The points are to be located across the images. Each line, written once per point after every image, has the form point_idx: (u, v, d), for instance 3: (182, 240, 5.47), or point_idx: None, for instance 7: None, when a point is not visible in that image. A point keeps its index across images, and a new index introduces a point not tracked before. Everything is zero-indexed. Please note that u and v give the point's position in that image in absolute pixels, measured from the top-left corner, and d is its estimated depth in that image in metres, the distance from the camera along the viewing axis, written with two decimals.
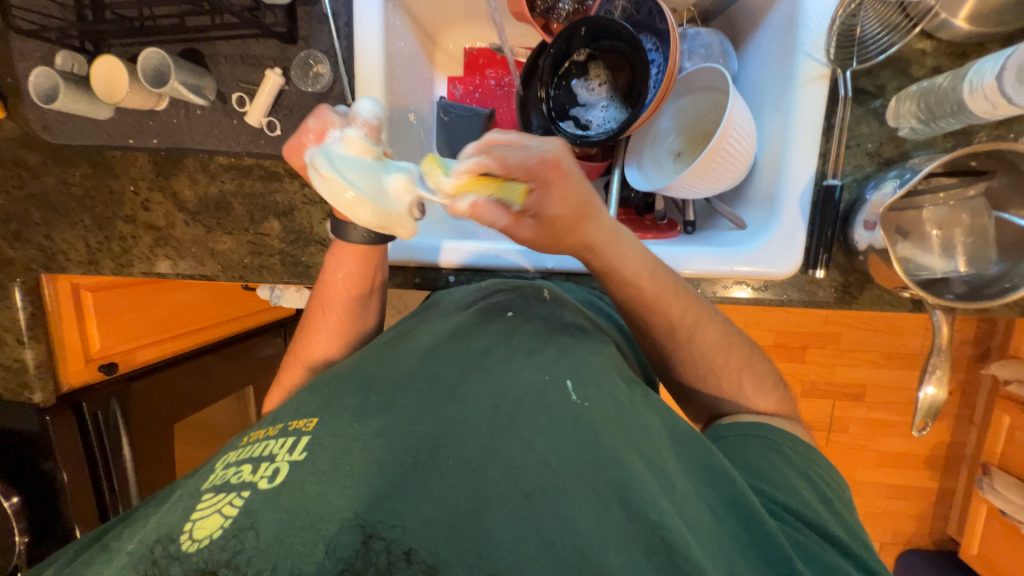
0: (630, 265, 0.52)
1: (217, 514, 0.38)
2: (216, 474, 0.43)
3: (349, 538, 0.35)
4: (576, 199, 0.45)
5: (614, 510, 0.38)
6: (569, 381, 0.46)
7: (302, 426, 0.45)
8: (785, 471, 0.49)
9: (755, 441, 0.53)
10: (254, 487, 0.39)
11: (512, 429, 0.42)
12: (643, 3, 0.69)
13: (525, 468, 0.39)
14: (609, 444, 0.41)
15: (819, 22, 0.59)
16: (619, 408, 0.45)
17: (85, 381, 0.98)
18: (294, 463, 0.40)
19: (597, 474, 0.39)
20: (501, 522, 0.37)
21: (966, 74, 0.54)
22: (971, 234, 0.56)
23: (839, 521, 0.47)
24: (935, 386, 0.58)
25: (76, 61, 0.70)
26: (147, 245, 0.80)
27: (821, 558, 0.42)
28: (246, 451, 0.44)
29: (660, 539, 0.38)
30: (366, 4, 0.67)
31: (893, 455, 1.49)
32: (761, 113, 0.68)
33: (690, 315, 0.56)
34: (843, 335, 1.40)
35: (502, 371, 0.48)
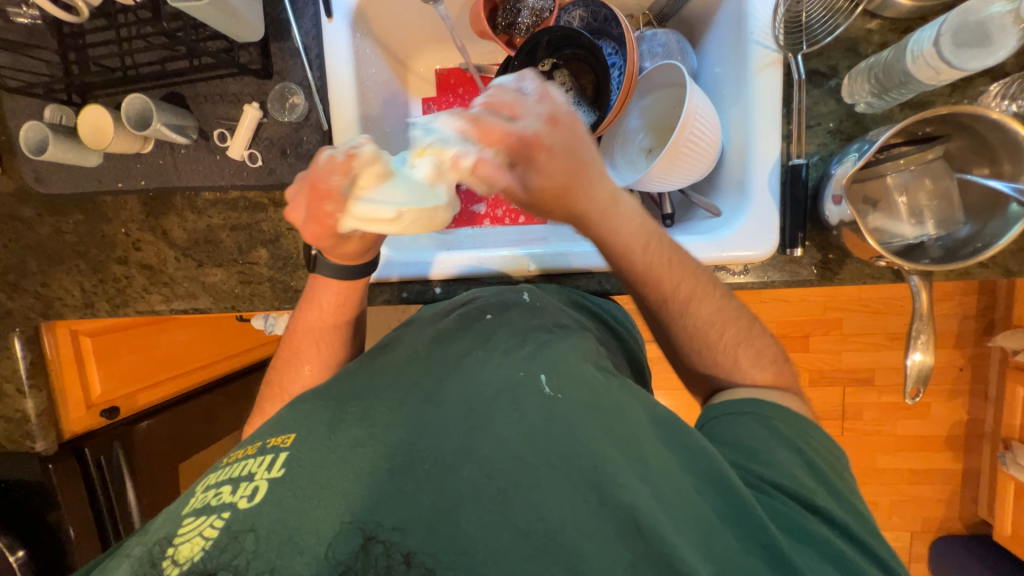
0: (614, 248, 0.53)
1: (198, 537, 0.38)
2: (197, 497, 0.42)
3: (349, 540, 0.36)
4: (569, 167, 0.46)
5: (587, 496, 0.39)
6: (544, 375, 0.47)
7: (279, 443, 0.44)
8: (776, 448, 0.50)
9: (745, 418, 0.52)
10: (233, 508, 0.39)
11: (487, 427, 0.42)
12: (598, 11, 0.72)
13: (500, 463, 0.40)
14: (580, 433, 0.42)
15: (765, 13, 0.62)
16: (595, 397, 0.45)
17: (87, 426, 0.99)
18: (273, 480, 0.40)
19: (568, 464, 0.40)
20: (478, 519, 0.37)
21: (906, 46, 0.56)
22: (936, 198, 0.57)
23: (829, 493, 0.47)
24: (922, 352, 0.58)
25: (64, 113, 0.73)
26: (141, 285, 0.82)
27: (800, 526, 0.44)
28: (224, 473, 0.44)
29: (632, 520, 0.38)
30: (336, 36, 0.70)
31: (910, 439, 1.46)
32: (723, 104, 0.70)
33: (681, 280, 0.55)
34: (845, 319, 1.39)
35: (479, 371, 0.48)
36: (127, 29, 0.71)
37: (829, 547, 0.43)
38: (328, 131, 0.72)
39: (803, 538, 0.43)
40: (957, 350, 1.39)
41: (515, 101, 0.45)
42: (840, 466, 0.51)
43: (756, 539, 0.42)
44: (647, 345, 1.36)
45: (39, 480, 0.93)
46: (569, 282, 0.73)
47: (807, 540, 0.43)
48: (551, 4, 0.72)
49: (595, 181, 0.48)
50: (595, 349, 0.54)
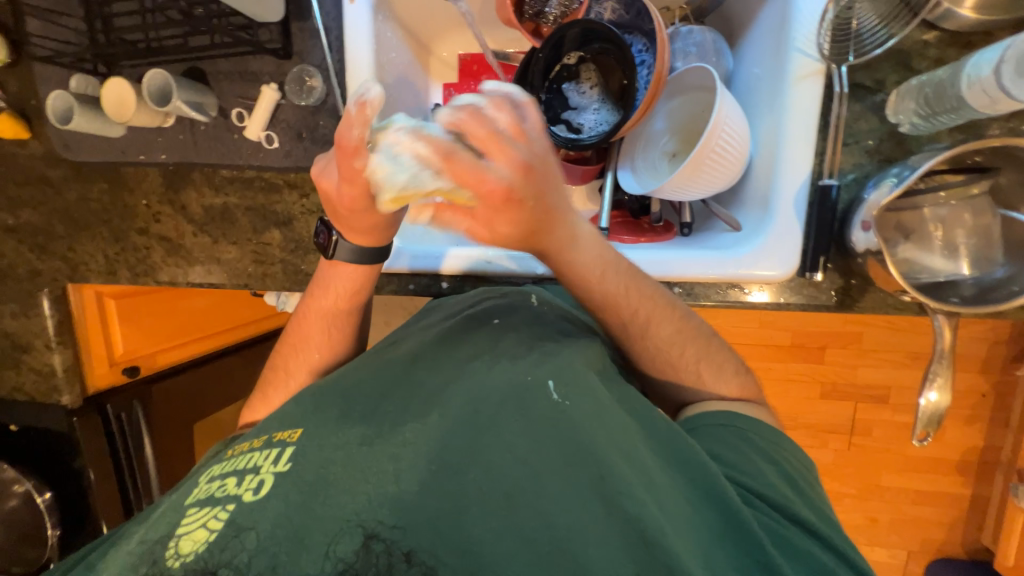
0: (585, 267, 0.50)
1: (202, 528, 0.39)
2: (201, 488, 0.43)
3: (348, 539, 0.36)
4: (535, 217, 0.41)
5: (593, 503, 0.38)
6: (551, 381, 0.45)
7: (285, 437, 0.46)
8: (754, 459, 0.48)
9: (722, 429, 0.51)
10: (238, 500, 0.40)
11: (493, 432, 0.42)
12: (632, 3, 0.68)
13: (507, 468, 0.40)
14: (587, 440, 0.41)
15: (811, 18, 0.58)
16: (599, 404, 0.44)
17: (110, 383, 1.04)
18: (279, 474, 0.41)
19: (574, 471, 0.40)
20: (482, 523, 0.37)
21: (965, 66, 0.52)
22: (973, 235, 0.53)
23: (809, 506, 0.46)
24: (938, 392, 0.56)
25: (89, 83, 0.75)
26: (160, 256, 0.84)
27: (795, 546, 0.42)
28: (229, 466, 0.45)
29: (637, 530, 0.37)
30: (356, 18, 0.68)
31: (919, 461, 1.42)
32: (755, 112, 0.66)
33: (639, 304, 0.54)
34: (864, 334, 1.34)
35: (483, 375, 0.48)
36: (150, 1, 0.71)
37: (817, 558, 0.41)
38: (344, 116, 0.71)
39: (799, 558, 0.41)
40: (982, 377, 1.33)
41: (492, 138, 0.38)
42: (811, 478, 0.51)
43: (753, 556, 0.39)
44: None
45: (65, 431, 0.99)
46: None
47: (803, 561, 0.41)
48: None
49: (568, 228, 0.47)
50: (599, 352, 0.52)
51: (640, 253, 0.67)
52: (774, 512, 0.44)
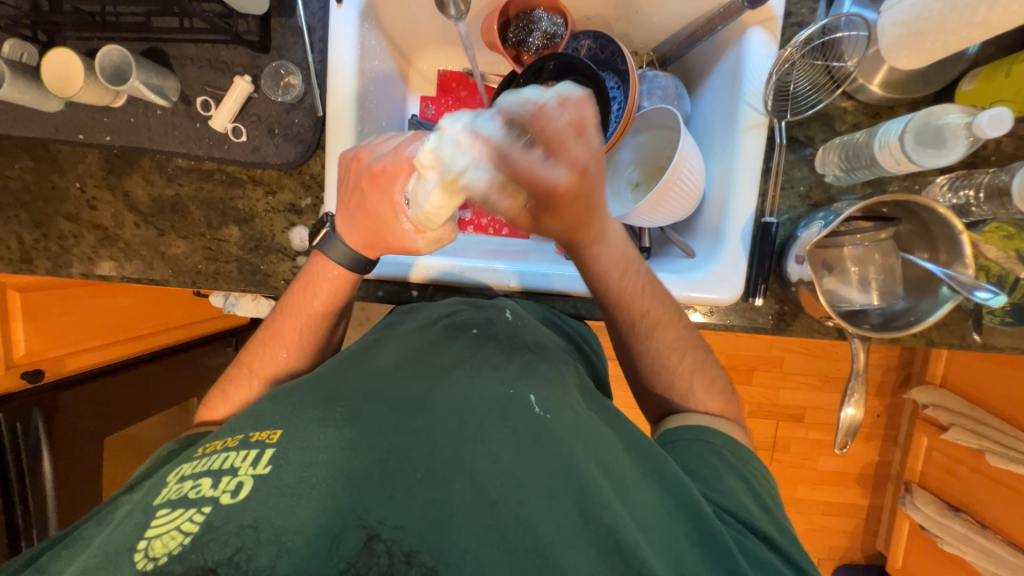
0: (615, 260, 0.57)
1: (177, 531, 0.38)
2: (171, 488, 0.42)
3: (350, 537, 0.37)
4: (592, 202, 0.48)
5: (572, 514, 0.40)
6: (532, 395, 0.47)
7: (265, 438, 0.44)
8: (726, 477, 0.51)
9: (696, 444, 0.55)
10: (215, 502, 0.39)
11: (479, 442, 0.42)
12: (606, 45, 0.74)
13: (491, 477, 0.40)
14: (567, 452, 0.43)
15: (759, 77, 0.66)
16: (579, 420, 0.46)
17: (5, 388, 0.92)
18: (257, 477, 0.40)
19: (555, 481, 0.41)
20: (468, 531, 0.38)
21: (876, 135, 0.62)
22: (883, 272, 0.63)
23: (769, 518, 0.49)
24: (854, 407, 0.64)
25: (26, 50, 0.67)
26: (90, 246, 0.75)
27: (757, 557, 0.44)
28: (203, 465, 0.43)
29: (614, 541, 0.39)
30: (343, 22, 0.68)
31: (829, 474, 1.59)
32: (710, 152, 0.75)
33: (652, 304, 0.60)
34: (786, 359, 1.50)
35: (467, 383, 0.48)
36: None
37: (772, 567, 0.44)
38: (322, 117, 0.71)
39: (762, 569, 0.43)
40: (878, 399, 1.53)
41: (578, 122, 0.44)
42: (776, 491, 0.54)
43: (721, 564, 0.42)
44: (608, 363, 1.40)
45: None
46: (546, 300, 0.73)
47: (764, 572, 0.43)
48: (564, 30, 0.73)
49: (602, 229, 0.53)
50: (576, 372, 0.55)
51: None
52: (734, 524, 0.46)
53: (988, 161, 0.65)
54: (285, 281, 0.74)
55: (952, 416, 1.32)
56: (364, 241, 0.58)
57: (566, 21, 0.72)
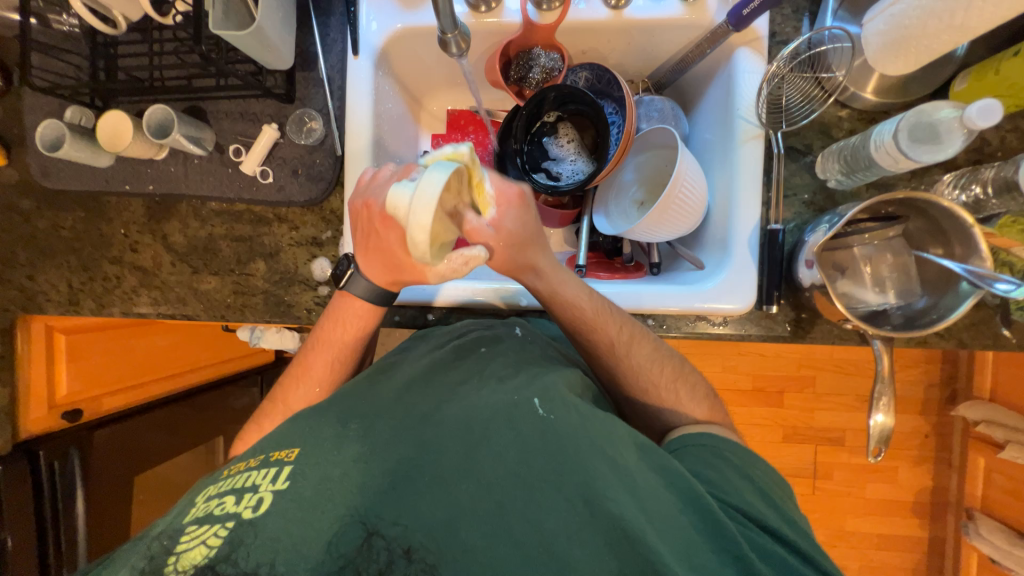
0: (570, 289, 0.60)
1: (201, 546, 0.39)
2: (198, 507, 0.43)
3: (350, 533, 0.39)
4: (530, 224, 0.57)
5: (578, 507, 0.40)
6: (536, 399, 0.47)
7: (284, 456, 0.45)
8: (729, 475, 0.49)
9: (699, 450, 0.52)
10: (238, 517, 0.40)
11: (484, 445, 0.43)
12: (602, 75, 0.78)
13: (498, 478, 0.41)
14: (571, 449, 0.42)
15: (751, 93, 0.69)
16: (584, 418, 0.45)
17: (45, 428, 0.96)
18: (276, 492, 0.41)
19: (559, 478, 0.41)
20: (476, 529, 0.39)
21: (871, 135, 0.63)
22: (896, 270, 0.62)
23: (781, 516, 0.47)
24: (884, 414, 0.62)
25: (85, 115, 0.76)
26: (130, 286, 0.81)
27: (776, 554, 0.43)
28: (226, 484, 0.44)
29: (620, 530, 0.39)
30: (359, 71, 0.75)
31: (879, 503, 1.48)
32: (711, 167, 0.77)
33: (622, 327, 0.60)
34: (818, 378, 1.43)
35: (474, 396, 0.49)
36: (159, 44, 0.75)
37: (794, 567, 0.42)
38: (341, 155, 0.76)
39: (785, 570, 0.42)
40: (923, 417, 1.43)
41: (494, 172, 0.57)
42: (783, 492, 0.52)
43: (732, 554, 0.41)
44: None
45: None
46: None
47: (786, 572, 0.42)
48: (561, 65, 0.77)
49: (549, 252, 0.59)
50: (581, 375, 0.54)
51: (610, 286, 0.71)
52: (740, 517, 0.45)
53: (993, 158, 0.65)
54: (307, 311, 0.78)
55: (1006, 432, 1.22)
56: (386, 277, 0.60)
57: (563, 56, 0.77)
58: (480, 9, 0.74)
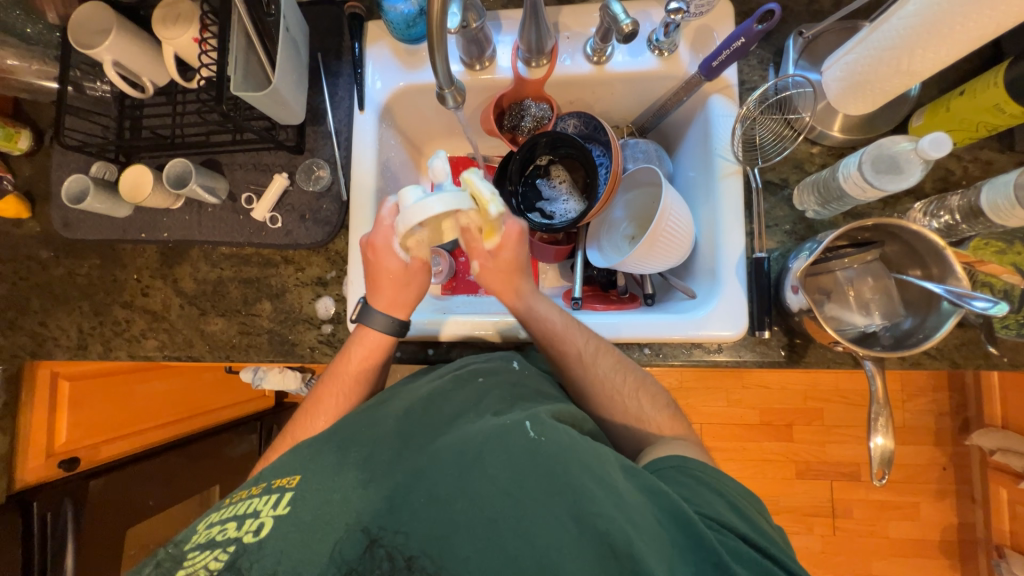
0: (541, 305, 0.67)
1: (202, 570, 0.40)
2: (199, 533, 0.43)
3: (353, 541, 0.41)
4: (520, 251, 0.66)
5: (567, 524, 0.40)
6: (528, 422, 0.46)
7: (285, 483, 0.45)
8: (704, 493, 0.47)
9: (672, 471, 0.51)
10: (238, 542, 0.41)
11: (478, 466, 0.43)
12: (589, 121, 0.85)
13: (491, 496, 0.41)
14: (563, 468, 0.42)
15: (726, 134, 0.75)
16: (574, 440, 0.45)
17: (40, 476, 0.95)
18: (278, 517, 0.42)
19: (551, 495, 0.41)
20: (469, 543, 0.39)
21: (838, 168, 0.67)
22: (879, 293, 0.65)
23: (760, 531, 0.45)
24: (883, 436, 0.62)
25: (109, 170, 0.83)
26: (139, 329, 0.83)
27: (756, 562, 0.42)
28: (228, 510, 0.45)
29: (608, 544, 0.38)
30: (365, 124, 0.81)
31: (902, 542, 1.41)
32: (696, 202, 0.81)
33: (589, 342, 0.64)
34: (825, 409, 1.41)
35: (469, 426, 0.49)
36: (182, 106, 0.82)
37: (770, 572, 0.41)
38: (346, 201, 0.81)
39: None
40: (938, 448, 1.39)
41: None
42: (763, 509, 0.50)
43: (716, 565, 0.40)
44: None
45: None
46: None
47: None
48: (550, 113, 0.84)
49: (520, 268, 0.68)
50: (574, 408, 0.54)
51: (602, 316, 0.74)
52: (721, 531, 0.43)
53: (958, 186, 0.69)
54: (311, 349, 0.80)
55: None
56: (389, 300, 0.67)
57: (552, 106, 0.83)
58: (474, 68, 0.81)
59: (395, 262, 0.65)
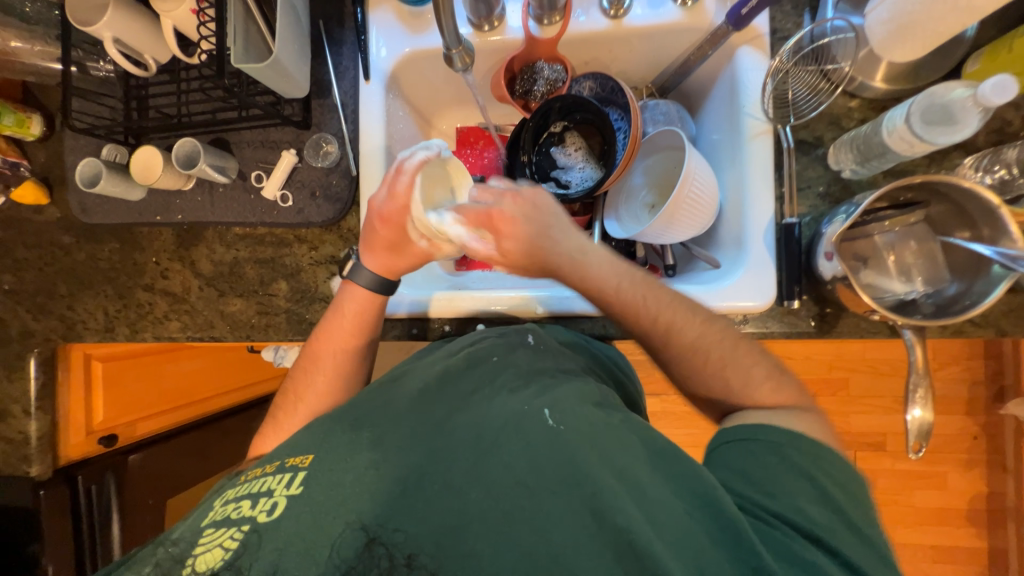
0: (606, 277, 0.59)
1: (218, 548, 0.40)
2: (216, 510, 0.44)
3: (351, 539, 0.38)
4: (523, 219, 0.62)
5: (585, 519, 0.39)
6: (547, 410, 0.46)
7: (298, 462, 0.45)
8: (785, 480, 0.45)
9: (750, 444, 0.48)
10: (253, 521, 0.41)
11: (495, 453, 0.42)
12: (606, 83, 0.80)
13: (506, 486, 0.40)
14: (581, 461, 0.41)
15: (755, 90, 0.70)
16: (595, 432, 0.44)
17: (84, 453, 0.99)
18: (290, 497, 0.41)
19: (569, 489, 0.40)
20: (482, 537, 0.38)
21: (882, 122, 0.62)
22: (921, 258, 0.61)
23: (838, 523, 0.43)
24: (921, 407, 0.59)
25: (119, 152, 0.81)
26: (162, 311, 0.85)
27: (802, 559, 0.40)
28: (244, 488, 0.45)
29: (626, 543, 0.38)
30: (371, 95, 0.79)
31: (928, 511, 1.39)
32: (721, 167, 0.77)
33: (669, 315, 0.57)
34: (851, 379, 1.37)
35: (485, 407, 0.48)
36: (185, 82, 0.80)
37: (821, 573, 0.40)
38: (356, 176, 0.79)
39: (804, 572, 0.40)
40: (970, 418, 1.35)
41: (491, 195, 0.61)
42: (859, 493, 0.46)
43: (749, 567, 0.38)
44: (655, 398, 1.35)
45: (27, 507, 0.90)
46: (575, 322, 0.74)
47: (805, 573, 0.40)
48: (564, 75, 0.79)
49: (563, 233, 0.60)
50: (597, 387, 0.51)
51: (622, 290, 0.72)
52: (782, 526, 0.42)
53: (1016, 137, 0.63)
54: None
55: None
56: (385, 264, 0.66)
57: (566, 67, 0.79)
58: (483, 29, 0.77)
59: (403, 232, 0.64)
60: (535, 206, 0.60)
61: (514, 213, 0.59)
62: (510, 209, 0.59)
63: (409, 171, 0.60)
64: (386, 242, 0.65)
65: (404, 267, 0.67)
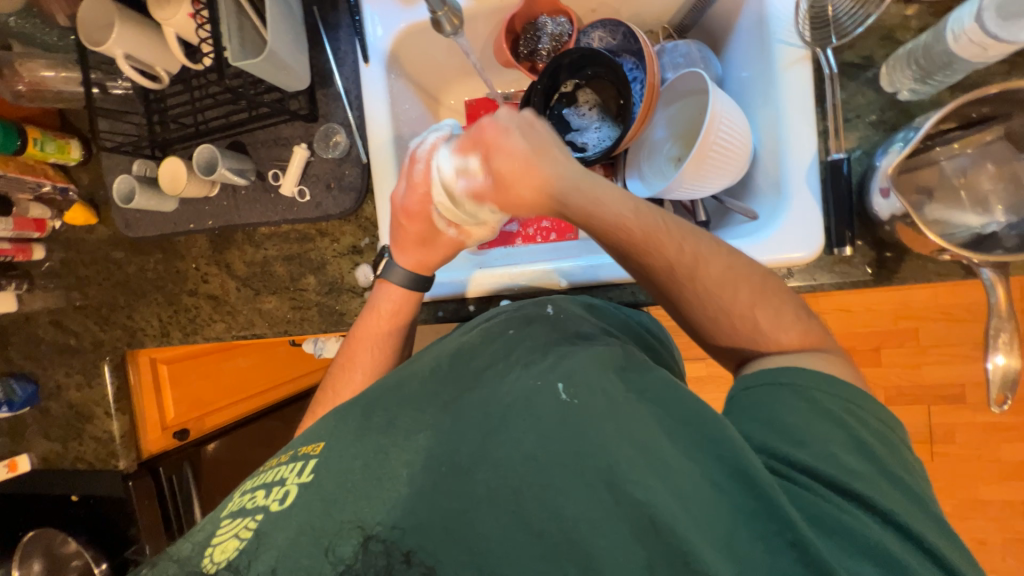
0: (612, 208, 0.52)
1: (234, 538, 0.40)
2: (234, 501, 0.45)
3: (347, 540, 0.38)
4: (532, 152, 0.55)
5: (601, 495, 0.37)
6: (560, 383, 0.44)
7: (310, 450, 0.46)
8: (816, 425, 0.42)
9: (770, 392, 0.45)
10: (266, 510, 0.41)
11: (502, 430, 0.41)
12: (616, 29, 0.73)
13: (515, 465, 0.39)
14: (594, 434, 0.39)
15: (787, 14, 0.62)
16: (612, 401, 0.41)
17: (161, 447, 1.07)
18: (302, 484, 0.42)
19: (581, 463, 0.38)
20: (491, 519, 0.37)
21: (947, 26, 0.53)
22: (1002, 180, 0.54)
23: (880, 474, 0.40)
24: (1005, 354, 0.52)
25: (149, 166, 0.84)
26: (208, 313, 0.90)
27: (834, 518, 0.38)
28: (259, 479, 0.46)
29: (647, 519, 0.36)
30: (372, 78, 0.77)
31: (1017, 466, 1.26)
32: (752, 108, 0.69)
33: (681, 240, 0.52)
34: (922, 329, 1.24)
35: (497, 384, 0.46)
36: (198, 90, 0.81)
37: (860, 530, 0.37)
38: (367, 163, 0.79)
39: (830, 529, 0.37)
40: None
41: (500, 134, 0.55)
42: (895, 441, 0.44)
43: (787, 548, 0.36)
44: (699, 364, 1.29)
45: (121, 495, 1.01)
46: (602, 291, 0.71)
47: (833, 529, 0.37)
48: (569, 27, 0.74)
49: (565, 156, 0.55)
50: (619, 353, 0.48)
51: None
52: (822, 489, 0.39)
53: None
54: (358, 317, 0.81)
55: None
56: (419, 260, 0.69)
57: (570, 18, 0.74)
58: None
59: (427, 221, 0.66)
60: (533, 127, 0.56)
61: (507, 127, 0.55)
62: (503, 127, 0.56)
63: (422, 159, 0.64)
64: (416, 237, 0.67)
65: (436, 259, 0.69)
